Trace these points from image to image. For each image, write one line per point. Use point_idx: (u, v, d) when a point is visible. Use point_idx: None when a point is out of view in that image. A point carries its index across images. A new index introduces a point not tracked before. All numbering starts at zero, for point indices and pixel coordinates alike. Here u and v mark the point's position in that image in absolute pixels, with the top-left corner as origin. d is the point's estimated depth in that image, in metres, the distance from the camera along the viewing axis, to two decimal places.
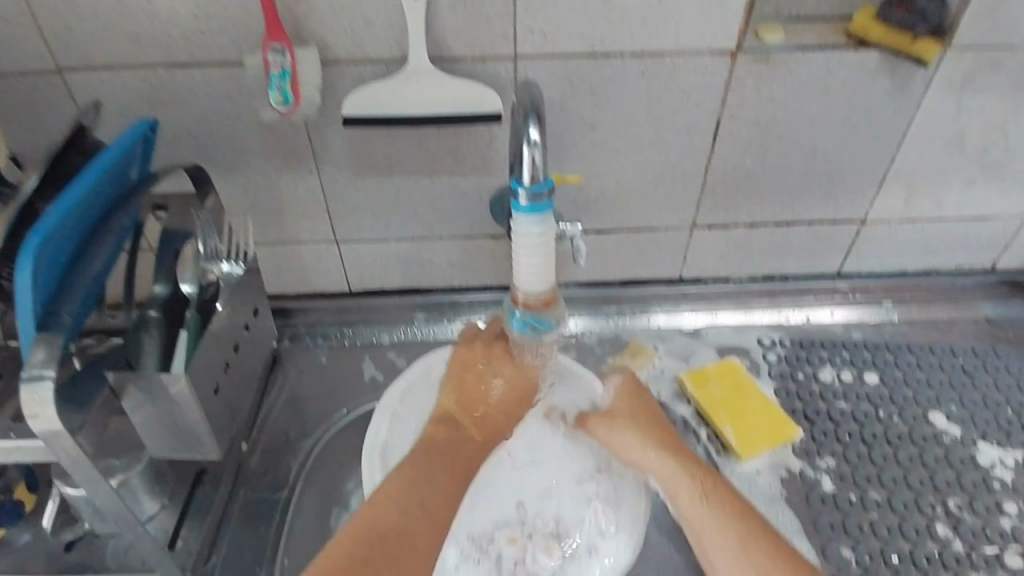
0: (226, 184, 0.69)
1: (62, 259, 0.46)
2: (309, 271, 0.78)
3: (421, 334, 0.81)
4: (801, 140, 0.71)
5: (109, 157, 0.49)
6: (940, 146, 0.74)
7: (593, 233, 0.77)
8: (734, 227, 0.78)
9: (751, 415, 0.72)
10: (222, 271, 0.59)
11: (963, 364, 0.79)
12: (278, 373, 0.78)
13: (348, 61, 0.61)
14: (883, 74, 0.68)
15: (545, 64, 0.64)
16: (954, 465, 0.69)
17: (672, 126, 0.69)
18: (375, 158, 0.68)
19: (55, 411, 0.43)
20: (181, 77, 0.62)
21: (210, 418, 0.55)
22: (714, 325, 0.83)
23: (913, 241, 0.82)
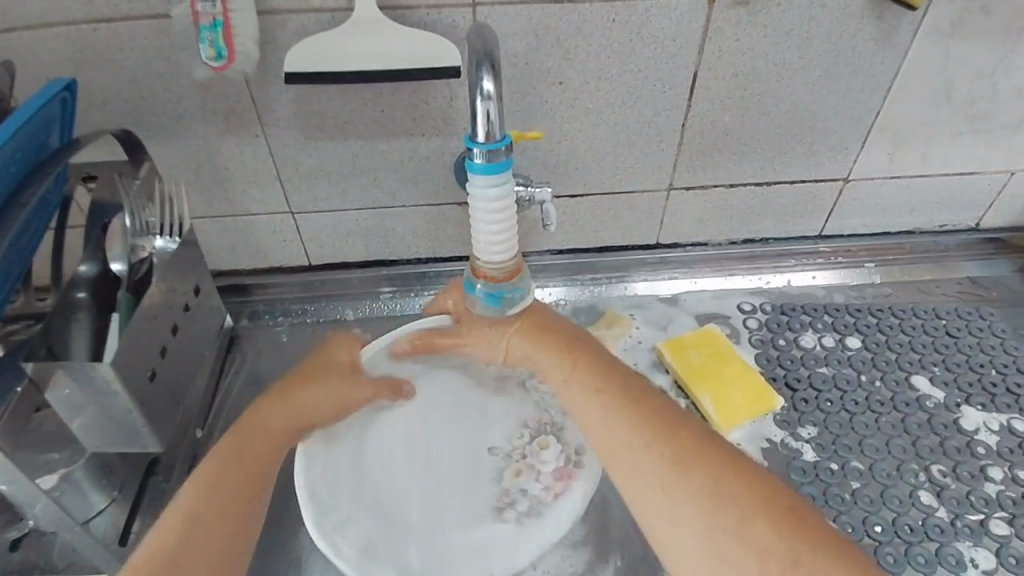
0: (165, 151, 0.63)
1: None
2: (265, 245, 0.73)
3: (388, 309, 0.77)
4: (782, 93, 0.67)
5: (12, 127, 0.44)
6: (927, 98, 0.70)
7: (565, 197, 0.73)
8: (713, 189, 0.74)
9: (732, 385, 0.69)
10: (155, 246, 0.53)
11: (948, 326, 0.77)
12: (236, 354, 0.74)
13: (289, 10, 0.56)
14: (869, 20, 0.63)
15: (506, 12, 0.58)
16: (937, 430, 0.68)
17: (646, 79, 0.64)
18: (327, 120, 0.63)
19: None
20: (103, 32, 0.56)
21: (149, 409, 0.49)
22: (693, 291, 0.81)
23: (897, 199, 0.79)
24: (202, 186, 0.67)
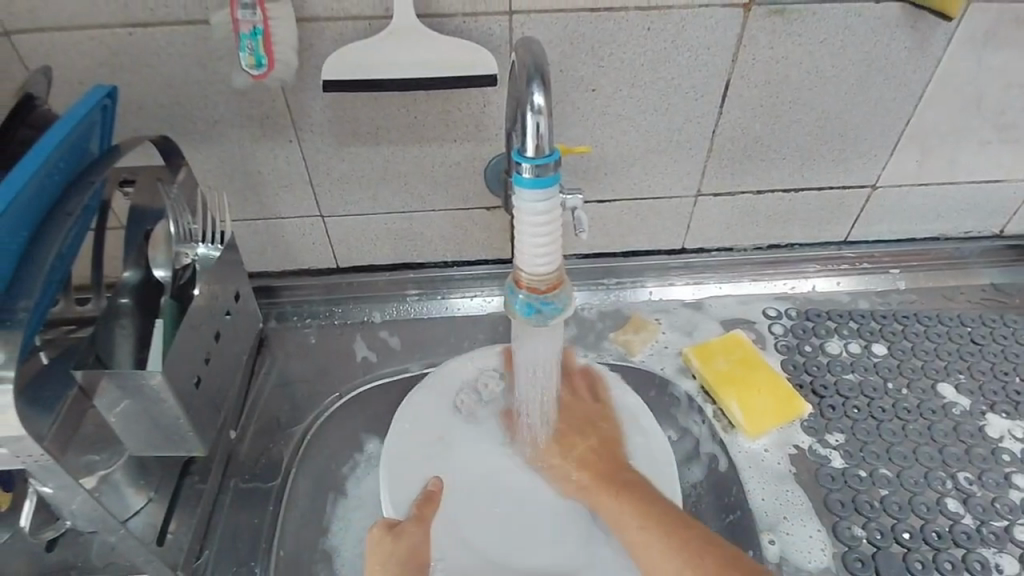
0: (200, 156, 0.64)
1: (17, 245, 0.42)
2: (295, 248, 0.73)
3: (414, 312, 0.78)
4: (813, 100, 0.67)
5: (59, 133, 0.44)
6: (958, 106, 0.70)
7: (593, 203, 0.73)
8: (741, 195, 0.75)
9: (759, 392, 0.70)
10: (197, 254, 0.55)
11: (972, 334, 0.77)
12: (265, 356, 0.74)
13: (327, 18, 0.56)
14: (904, 29, 0.63)
15: (542, 20, 0.58)
16: (963, 438, 0.68)
17: (679, 87, 0.64)
18: (361, 126, 0.63)
19: (16, 415, 0.39)
20: (141, 37, 0.56)
21: (194, 412, 0.52)
22: (717, 296, 0.81)
23: (923, 206, 0.79)
24: (235, 190, 0.67)
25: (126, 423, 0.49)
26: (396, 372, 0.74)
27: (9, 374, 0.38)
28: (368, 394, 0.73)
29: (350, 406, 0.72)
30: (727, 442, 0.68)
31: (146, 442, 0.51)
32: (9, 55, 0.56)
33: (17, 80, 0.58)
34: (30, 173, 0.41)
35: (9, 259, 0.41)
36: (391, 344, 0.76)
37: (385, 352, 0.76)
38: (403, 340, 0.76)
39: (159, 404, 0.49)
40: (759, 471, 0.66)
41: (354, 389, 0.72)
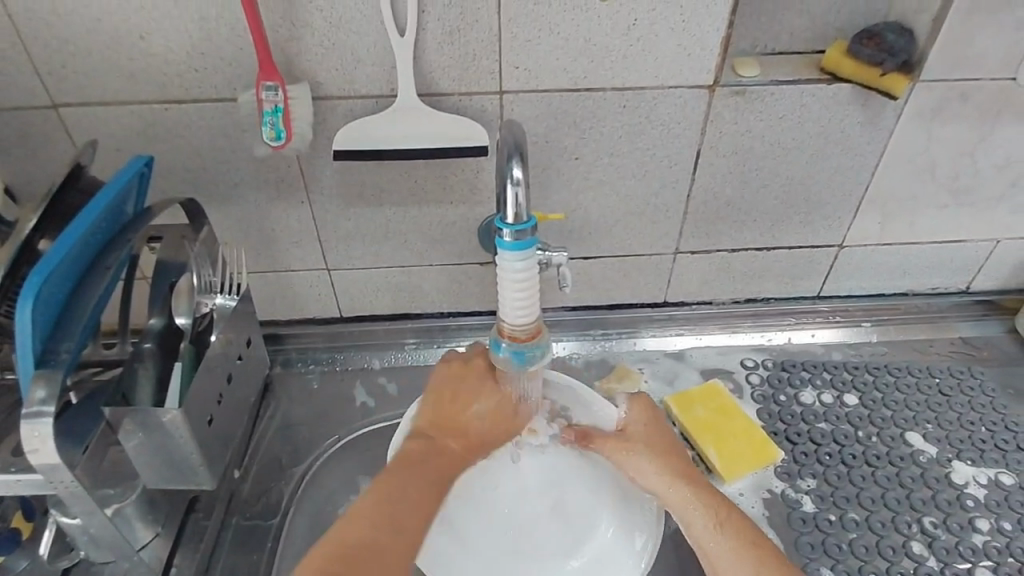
0: (220, 215, 0.71)
1: (63, 294, 0.48)
2: (302, 297, 0.79)
3: (411, 359, 0.83)
4: (778, 169, 0.74)
5: (107, 196, 0.51)
6: (912, 174, 0.76)
7: (579, 259, 0.79)
8: (716, 252, 0.80)
9: (734, 439, 0.74)
10: (216, 303, 0.61)
11: (941, 385, 0.81)
12: (270, 399, 0.79)
13: (339, 97, 0.64)
14: (856, 106, 0.70)
15: (530, 99, 0.66)
16: (929, 484, 0.72)
17: (654, 157, 0.71)
18: (366, 189, 0.70)
19: (54, 447, 0.46)
20: (175, 113, 0.63)
21: (207, 448, 0.56)
22: (698, 347, 0.85)
23: (889, 264, 0.85)
24: (250, 244, 0.73)
25: (144, 458, 0.54)
26: (392, 417, 0.78)
27: (50, 409, 0.45)
28: (365, 437, 0.77)
29: (349, 448, 0.76)
30: None
31: (159, 476, 0.56)
32: (57, 126, 0.64)
33: (62, 148, 0.65)
34: (78, 234, 0.47)
35: (56, 307, 0.47)
36: (389, 390, 0.80)
37: (383, 397, 0.80)
38: (400, 386, 0.81)
39: (173, 439, 0.53)
40: None
41: (351, 432, 0.77)
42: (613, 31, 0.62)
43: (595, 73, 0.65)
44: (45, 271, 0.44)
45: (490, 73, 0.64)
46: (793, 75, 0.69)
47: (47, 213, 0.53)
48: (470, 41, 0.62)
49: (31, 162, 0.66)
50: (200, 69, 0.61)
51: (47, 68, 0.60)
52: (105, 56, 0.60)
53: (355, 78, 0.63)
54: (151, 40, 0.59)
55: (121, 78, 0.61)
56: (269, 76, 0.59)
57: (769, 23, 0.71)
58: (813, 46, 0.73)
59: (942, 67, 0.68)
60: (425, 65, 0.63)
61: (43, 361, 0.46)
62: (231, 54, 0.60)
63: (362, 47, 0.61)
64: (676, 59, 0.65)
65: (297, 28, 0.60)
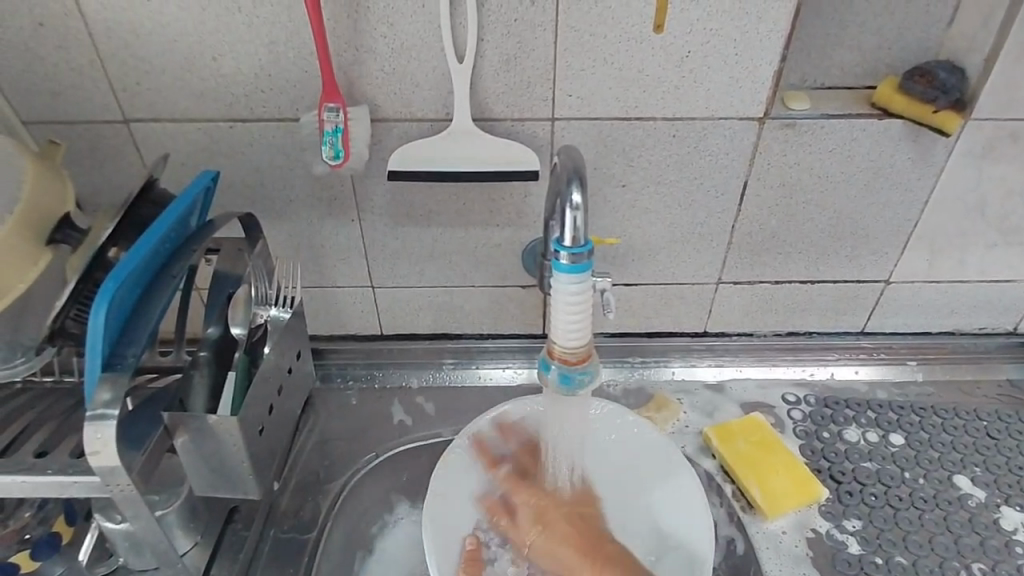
0: (273, 229, 0.72)
1: (131, 302, 0.49)
2: (345, 313, 0.80)
3: (449, 379, 0.83)
4: (824, 202, 0.74)
5: (178, 208, 0.53)
6: (962, 211, 0.75)
7: (622, 285, 0.79)
8: (759, 284, 0.80)
9: (776, 474, 0.72)
10: (269, 315, 0.63)
11: (989, 428, 0.79)
12: (309, 413, 0.80)
13: (396, 119, 0.65)
14: (907, 142, 0.70)
15: (580, 126, 0.67)
16: (978, 530, 0.69)
17: (701, 186, 0.72)
18: (415, 209, 0.71)
19: (115, 449, 0.46)
20: (239, 130, 0.66)
21: (257, 458, 0.57)
22: (738, 379, 0.84)
23: (935, 302, 0.83)
24: (299, 260, 0.75)
25: (195, 465, 0.55)
26: (429, 437, 0.78)
27: (114, 412, 0.46)
28: (402, 455, 0.77)
29: (385, 466, 0.76)
30: (746, 523, 0.71)
31: (208, 484, 0.57)
32: (127, 140, 0.66)
33: (130, 161, 0.68)
34: (150, 243, 0.49)
35: (124, 313, 0.49)
36: (426, 409, 0.81)
37: (420, 416, 0.80)
38: (437, 406, 0.81)
39: (227, 448, 0.54)
40: (776, 553, 0.68)
41: (389, 449, 0.77)
42: (666, 62, 0.64)
43: (646, 103, 0.66)
44: (120, 276, 0.46)
45: (543, 100, 0.65)
46: (843, 109, 0.69)
47: (122, 224, 0.55)
48: (525, 69, 0.63)
49: (98, 173, 0.68)
50: (266, 89, 0.63)
51: (122, 85, 0.63)
52: (178, 75, 0.62)
53: (413, 102, 0.65)
54: (222, 61, 0.62)
55: (191, 96, 0.64)
56: (332, 98, 0.61)
57: (820, 58, 0.72)
58: (862, 82, 0.73)
59: (997, 106, 0.68)
60: (481, 91, 0.65)
61: (109, 365, 0.47)
62: (296, 76, 0.62)
63: (421, 72, 0.63)
64: (727, 91, 0.66)
65: (361, 53, 0.62)
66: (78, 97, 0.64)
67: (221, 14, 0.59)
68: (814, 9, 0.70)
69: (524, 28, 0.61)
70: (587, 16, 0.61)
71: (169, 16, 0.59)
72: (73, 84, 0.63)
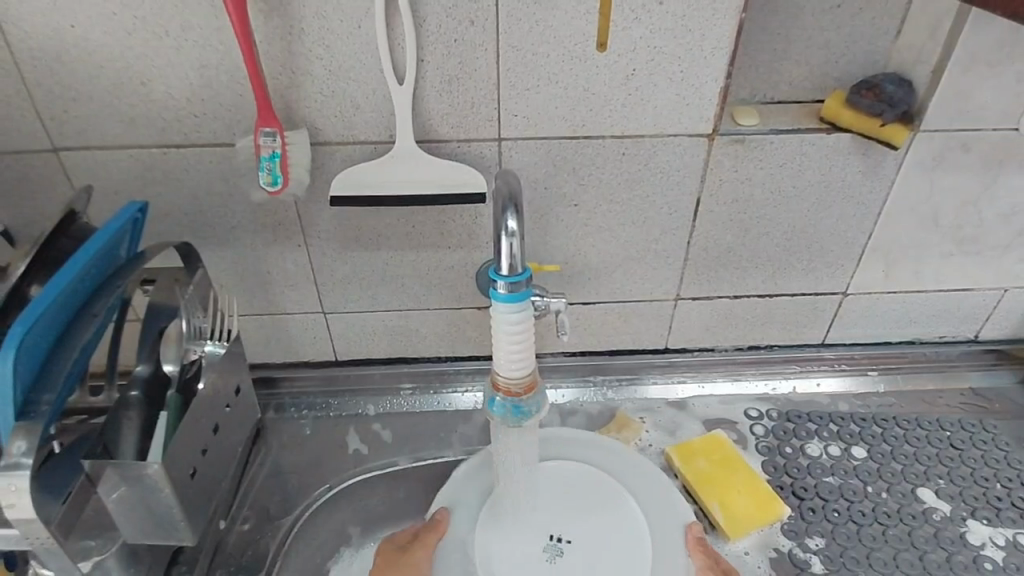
0: (216, 257, 0.70)
1: (48, 343, 0.47)
2: (297, 340, 0.78)
3: (406, 405, 0.81)
4: (778, 217, 0.73)
5: (99, 241, 0.50)
6: (915, 222, 0.75)
7: (578, 304, 0.78)
8: (718, 299, 0.79)
9: (738, 493, 0.71)
10: (205, 351, 0.60)
11: (952, 438, 0.79)
12: (261, 445, 0.77)
13: (338, 142, 0.64)
14: (856, 155, 0.70)
15: (529, 145, 0.66)
16: (944, 545, 0.69)
17: (654, 204, 0.71)
18: (363, 234, 0.70)
19: (30, 500, 0.45)
20: (174, 157, 0.63)
21: (189, 502, 0.54)
22: (701, 396, 0.83)
23: (895, 312, 0.83)
24: (245, 288, 0.73)
25: (124, 513, 0.52)
26: (386, 467, 0.76)
27: (27, 461, 0.44)
28: (357, 486, 0.75)
29: (339, 498, 0.74)
30: (708, 543, 0.69)
31: (140, 532, 0.54)
32: (57, 170, 0.64)
33: (60, 190, 0.65)
34: (65, 282, 0.47)
35: (39, 355, 0.47)
36: (382, 437, 0.78)
37: (377, 444, 0.78)
38: (395, 433, 0.79)
39: (156, 495, 0.52)
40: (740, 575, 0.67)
41: (344, 482, 0.75)
42: (612, 80, 0.63)
43: (594, 121, 0.65)
44: (29, 319, 0.44)
45: (489, 120, 0.64)
46: (792, 123, 0.69)
47: (38, 260, 0.53)
48: (469, 89, 0.62)
49: (29, 204, 0.66)
50: (200, 114, 0.61)
51: (48, 112, 0.61)
52: (107, 102, 0.60)
53: (355, 125, 0.63)
54: (152, 86, 0.59)
55: (122, 122, 0.61)
56: (268, 123, 0.59)
57: (768, 73, 0.72)
58: (811, 96, 0.73)
59: (943, 118, 0.68)
60: (424, 113, 0.63)
61: (23, 413, 0.45)
62: (231, 100, 0.60)
63: (361, 94, 0.61)
64: (674, 109, 0.65)
65: (298, 75, 0.60)
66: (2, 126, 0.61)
67: (150, 39, 0.57)
68: (760, 24, 0.69)
69: (466, 48, 0.60)
70: (528, 35, 0.60)
71: (94, 41, 0.57)
72: None
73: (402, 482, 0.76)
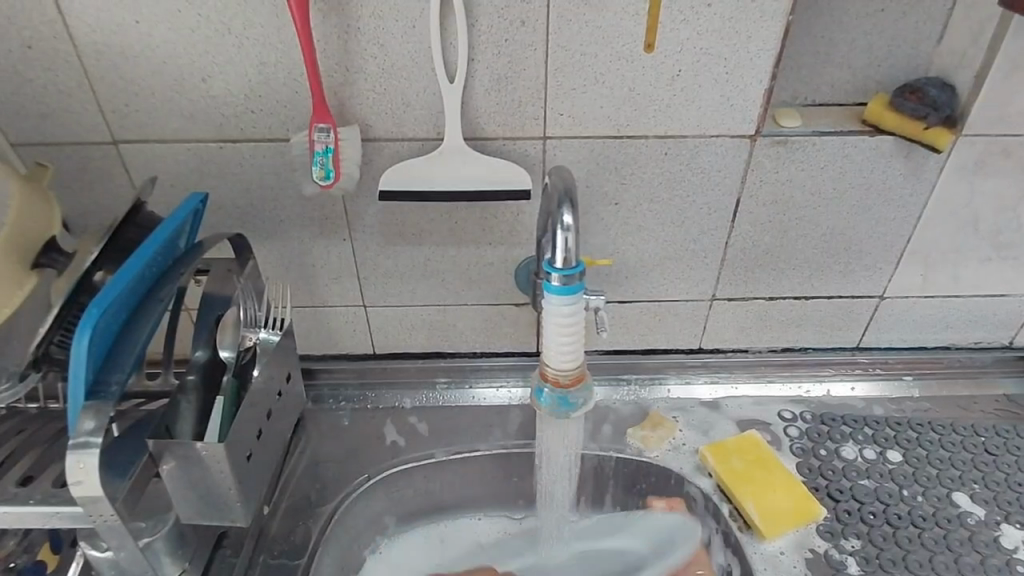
0: (263, 249, 0.72)
1: (117, 326, 0.49)
2: (337, 333, 0.79)
3: (442, 399, 0.82)
4: (817, 219, 0.74)
5: (165, 231, 0.52)
6: (955, 227, 0.75)
7: (615, 303, 0.79)
8: (754, 300, 0.80)
9: (775, 493, 0.72)
10: (259, 338, 0.62)
11: (987, 444, 0.78)
12: (301, 435, 0.78)
13: (387, 139, 0.65)
14: (898, 159, 0.70)
15: (571, 144, 0.67)
16: (979, 548, 0.69)
17: (693, 204, 0.71)
18: (407, 228, 0.71)
19: (98, 478, 0.46)
20: (229, 151, 0.65)
21: (244, 485, 0.56)
22: (733, 396, 0.84)
23: (930, 317, 0.83)
24: (290, 280, 0.74)
25: (180, 493, 0.53)
26: (422, 458, 0.77)
27: (97, 441, 0.46)
28: (394, 477, 0.76)
29: (377, 488, 0.75)
30: (743, 542, 0.70)
31: (194, 514, 0.55)
32: (116, 161, 0.66)
33: (118, 181, 0.67)
34: (135, 269, 0.49)
35: (109, 339, 0.48)
36: (419, 429, 0.80)
37: (413, 437, 0.79)
38: (430, 426, 0.80)
39: (213, 476, 0.53)
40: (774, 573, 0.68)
41: (381, 472, 0.75)
42: (657, 80, 0.64)
43: (638, 121, 0.66)
44: (104, 304, 0.46)
45: (535, 119, 0.65)
46: (834, 126, 0.70)
47: (106, 248, 0.55)
48: (516, 89, 0.63)
49: (87, 195, 0.68)
50: (256, 110, 0.63)
51: (111, 106, 0.63)
52: (167, 97, 0.62)
53: (404, 122, 0.64)
54: (211, 82, 0.61)
55: (181, 117, 0.63)
56: (322, 118, 0.61)
57: (810, 76, 0.72)
58: (853, 99, 0.74)
59: (986, 122, 0.68)
60: (472, 112, 0.64)
61: (93, 393, 0.46)
62: (286, 97, 0.62)
63: (412, 92, 0.63)
64: (718, 110, 0.66)
65: (352, 73, 0.62)
66: (66, 118, 0.63)
67: (211, 36, 0.59)
68: (803, 27, 0.70)
69: (515, 48, 0.61)
70: (577, 35, 0.61)
71: (158, 38, 0.59)
72: (61, 106, 0.63)
73: (438, 474, 0.77)
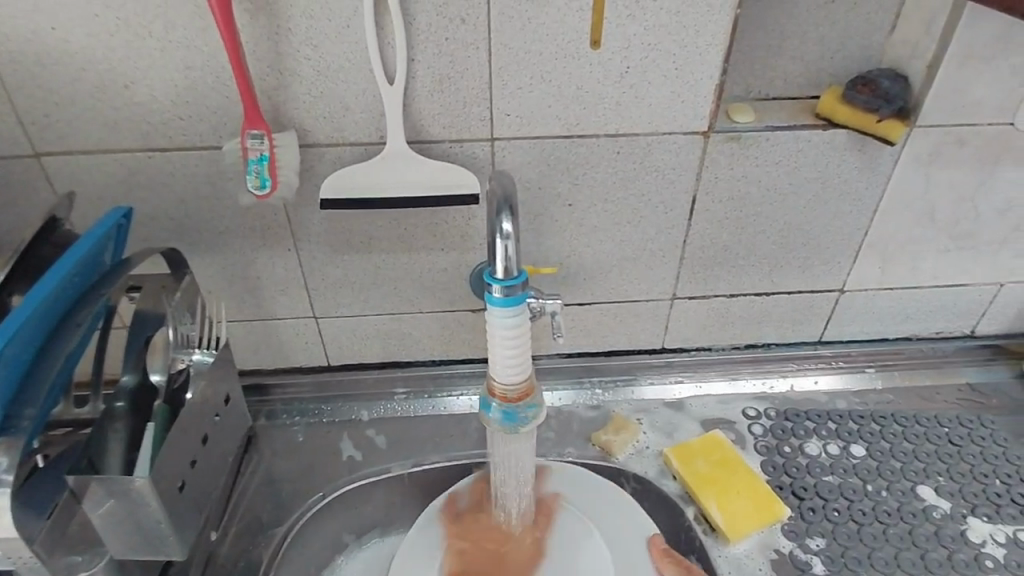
0: (204, 262, 0.69)
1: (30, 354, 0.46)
2: (288, 346, 0.77)
3: (400, 410, 0.79)
4: (774, 215, 0.73)
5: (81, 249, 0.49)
6: (911, 219, 0.75)
7: (574, 305, 0.77)
8: (715, 298, 0.78)
9: (739, 495, 0.71)
10: (193, 360, 0.59)
11: (951, 435, 0.78)
12: (252, 454, 0.75)
13: (327, 144, 0.62)
14: (852, 152, 0.69)
15: (522, 144, 0.65)
16: (944, 543, 0.69)
17: (649, 203, 0.70)
18: (354, 236, 0.68)
19: (10, 519, 0.43)
20: (160, 160, 0.62)
21: (178, 515, 0.53)
22: (698, 396, 0.82)
23: (891, 309, 0.83)
24: (235, 293, 0.71)
25: (110, 527, 0.50)
26: (379, 473, 0.74)
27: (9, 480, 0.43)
28: (351, 494, 0.73)
29: (333, 506, 0.72)
30: (707, 546, 0.69)
31: (127, 548, 0.52)
32: (38, 175, 0.62)
33: (42, 196, 0.63)
34: (46, 293, 0.45)
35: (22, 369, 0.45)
36: (376, 443, 0.77)
37: (371, 451, 0.76)
38: (388, 439, 0.77)
39: (144, 509, 0.50)
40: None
41: (336, 489, 0.73)
42: (605, 77, 0.62)
43: (588, 119, 0.64)
44: (9, 334, 0.42)
45: (481, 119, 0.63)
46: (788, 120, 0.69)
47: (19, 269, 0.51)
48: (460, 89, 0.61)
49: (11, 212, 0.64)
50: (185, 117, 0.60)
51: (29, 117, 0.59)
52: (88, 105, 0.59)
53: (344, 126, 0.62)
54: (135, 89, 0.58)
55: (106, 127, 0.60)
56: (255, 125, 0.58)
57: (763, 69, 0.71)
58: (807, 92, 0.73)
59: (938, 113, 0.68)
60: (415, 114, 0.62)
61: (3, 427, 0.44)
62: (216, 102, 0.59)
63: (350, 94, 0.60)
64: (668, 107, 0.64)
65: (285, 76, 0.59)
66: None
67: (131, 40, 0.56)
68: (753, 20, 0.69)
69: (457, 47, 0.59)
70: (520, 32, 0.59)
71: (74, 44, 0.56)
72: None
73: (397, 488, 0.75)
